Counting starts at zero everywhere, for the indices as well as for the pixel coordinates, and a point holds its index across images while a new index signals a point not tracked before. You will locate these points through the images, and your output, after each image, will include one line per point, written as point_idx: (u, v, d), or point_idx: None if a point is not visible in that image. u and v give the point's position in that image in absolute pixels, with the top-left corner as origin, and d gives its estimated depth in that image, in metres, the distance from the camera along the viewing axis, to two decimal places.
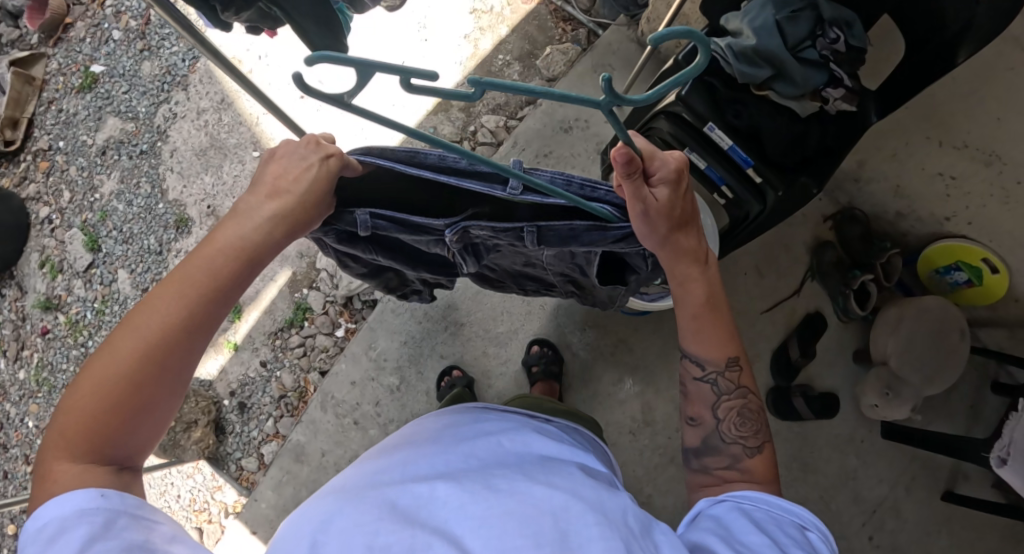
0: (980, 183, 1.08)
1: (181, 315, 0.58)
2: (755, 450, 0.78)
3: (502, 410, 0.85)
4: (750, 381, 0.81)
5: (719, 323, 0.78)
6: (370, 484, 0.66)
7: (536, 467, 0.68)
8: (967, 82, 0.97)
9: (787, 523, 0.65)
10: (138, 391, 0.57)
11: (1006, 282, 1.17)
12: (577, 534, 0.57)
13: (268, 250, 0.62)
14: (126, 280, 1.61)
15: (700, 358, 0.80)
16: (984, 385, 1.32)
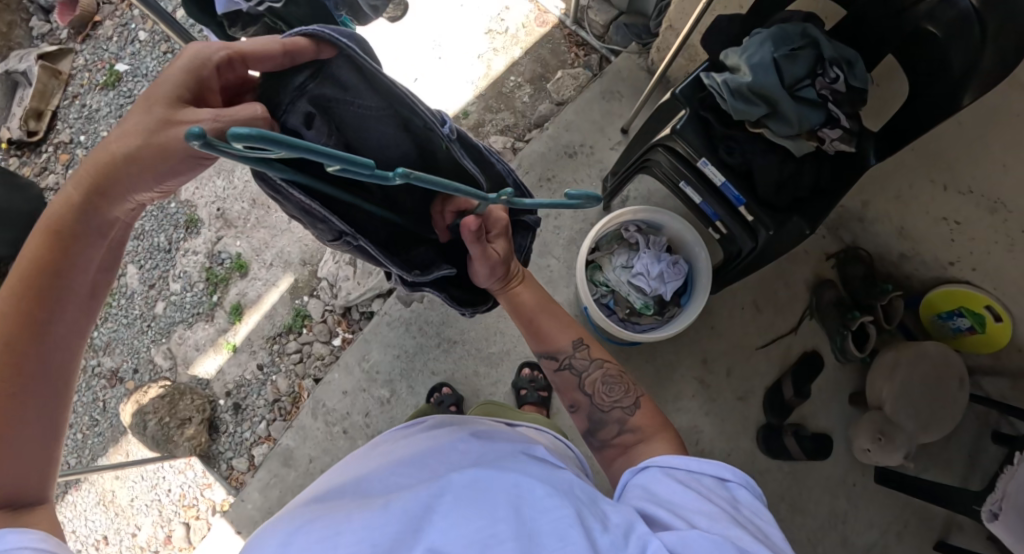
0: (985, 229, 1.05)
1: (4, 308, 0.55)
2: (632, 407, 0.82)
3: (452, 423, 0.81)
4: (603, 352, 0.87)
5: (558, 314, 0.90)
6: (323, 503, 0.65)
7: (483, 457, 0.69)
8: (973, 127, 0.96)
9: (704, 477, 0.66)
10: None
11: (1009, 330, 1.14)
12: (532, 508, 0.59)
13: (82, 223, 0.56)
14: (134, 275, 1.65)
15: (552, 350, 0.88)
16: (983, 435, 1.28)
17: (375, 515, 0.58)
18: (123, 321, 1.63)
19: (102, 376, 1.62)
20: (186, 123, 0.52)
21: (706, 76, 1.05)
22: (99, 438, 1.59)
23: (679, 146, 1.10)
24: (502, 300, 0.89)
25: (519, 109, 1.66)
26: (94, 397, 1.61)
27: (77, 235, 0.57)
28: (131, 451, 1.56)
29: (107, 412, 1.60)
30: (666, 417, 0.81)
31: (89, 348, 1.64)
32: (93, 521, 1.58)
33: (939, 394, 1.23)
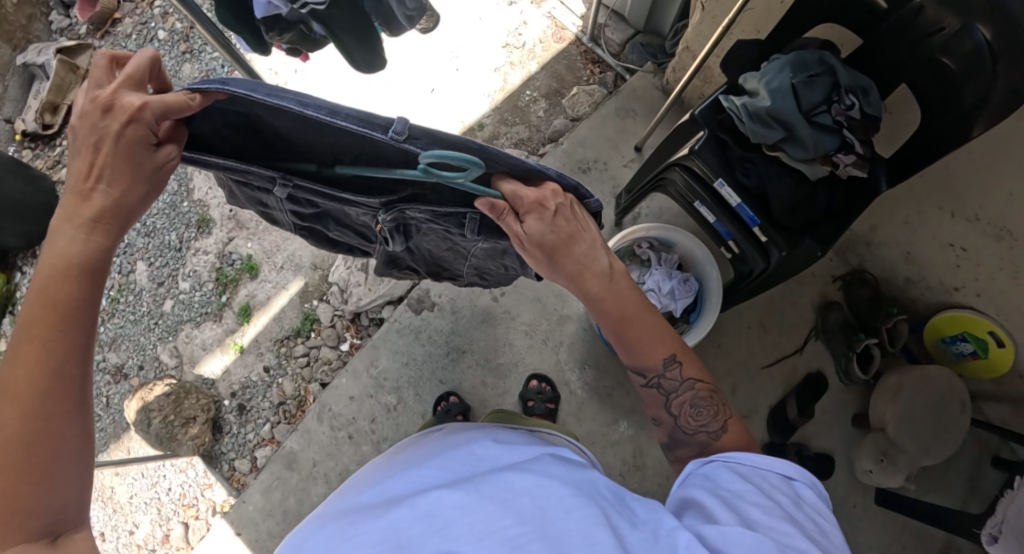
0: (990, 257, 1.09)
1: (43, 354, 0.60)
2: (718, 432, 0.77)
3: (463, 428, 0.81)
4: (697, 371, 0.79)
5: (648, 323, 0.79)
6: (346, 508, 0.65)
7: (507, 460, 0.69)
8: (983, 157, 0.99)
9: (770, 475, 0.67)
10: (29, 449, 0.58)
11: (1012, 357, 1.17)
12: (554, 507, 0.59)
13: (99, 259, 0.64)
14: (144, 271, 1.65)
15: (638, 366, 0.81)
16: (983, 460, 1.30)
17: (402, 511, 0.59)
18: (130, 318, 1.63)
19: (107, 372, 1.62)
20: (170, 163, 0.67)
21: (726, 99, 1.09)
22: (100, 434, 1.58)
23: (695, 166, 1.13)
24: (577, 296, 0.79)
25: (534, 123, 1.69)
26: (97, 392, 1.61)
27: (94, 270, 0.64)
28: (132, 448, 1.56)
29: (109, 408, 1.59)
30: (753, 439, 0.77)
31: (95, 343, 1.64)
32: (90, 517, 1.57)
33: (942, 418, 1.25)
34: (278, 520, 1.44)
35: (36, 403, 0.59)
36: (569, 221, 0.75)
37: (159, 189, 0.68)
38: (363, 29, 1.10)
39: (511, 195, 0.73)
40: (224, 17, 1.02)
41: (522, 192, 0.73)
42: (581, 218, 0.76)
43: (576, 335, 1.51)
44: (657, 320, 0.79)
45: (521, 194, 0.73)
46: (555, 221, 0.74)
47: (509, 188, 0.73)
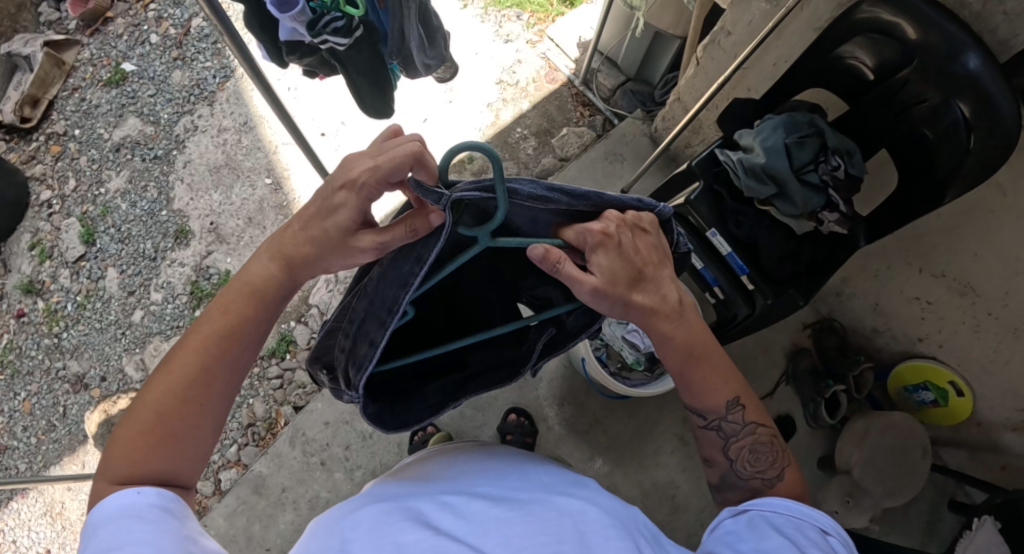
0: (955, 310, 1.19)
1: (206, 351, 0.67)
2: (775, 480, 0.80)
3: (516, 452, 0.89)
4: (757, 415, 0.83)
5: (717, 362, 0.81)
6: (402, 495, 0.74)
7: (557, 485, 0.76)
8: (949, 220, 1.10)
9: (809, 527, 0.70)
10: (164, 422, 0.65)
11: (970, 405, 1.26)
12: (594, 534, 0.65)
13: (275, 286, 0.70)
14: (114, 279, 1.57)
15: (702, 408, 0.83)
16: (941, 504, 1.38)
17: (446, 515, 0.68)
18: (95, 326, 1.54)
19: (67, 380, 1.52)
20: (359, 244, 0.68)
21: (722, 152, 1.13)
22: (54, 445, 1.48)
23: (690, 215, 1.18)
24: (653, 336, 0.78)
25: (523, 160, 1.73)
26: (54, 401, 1.51)
27: (264, 294, 0.70)
28: (86, 463, 1.46)
29: (66, 419, 1.49)
30: (807, 487, 0.81)
31: (56, 349, 1.54)
32: (32, 536, 1.45)
33: (907, 464, 1.32)
34: (241, 546, 1.37)
35: (182, 384, 0.66)
36: (633, 249, 0.75)
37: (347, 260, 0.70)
38: (383, 88, 1.16)
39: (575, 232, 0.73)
40: (249, 20, 1.01)
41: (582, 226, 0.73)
42: (649, 259, 0.76)
43: (557, 371, 1.49)
44: (726, 364, 0.82)
45: (586, 227, 0.73)
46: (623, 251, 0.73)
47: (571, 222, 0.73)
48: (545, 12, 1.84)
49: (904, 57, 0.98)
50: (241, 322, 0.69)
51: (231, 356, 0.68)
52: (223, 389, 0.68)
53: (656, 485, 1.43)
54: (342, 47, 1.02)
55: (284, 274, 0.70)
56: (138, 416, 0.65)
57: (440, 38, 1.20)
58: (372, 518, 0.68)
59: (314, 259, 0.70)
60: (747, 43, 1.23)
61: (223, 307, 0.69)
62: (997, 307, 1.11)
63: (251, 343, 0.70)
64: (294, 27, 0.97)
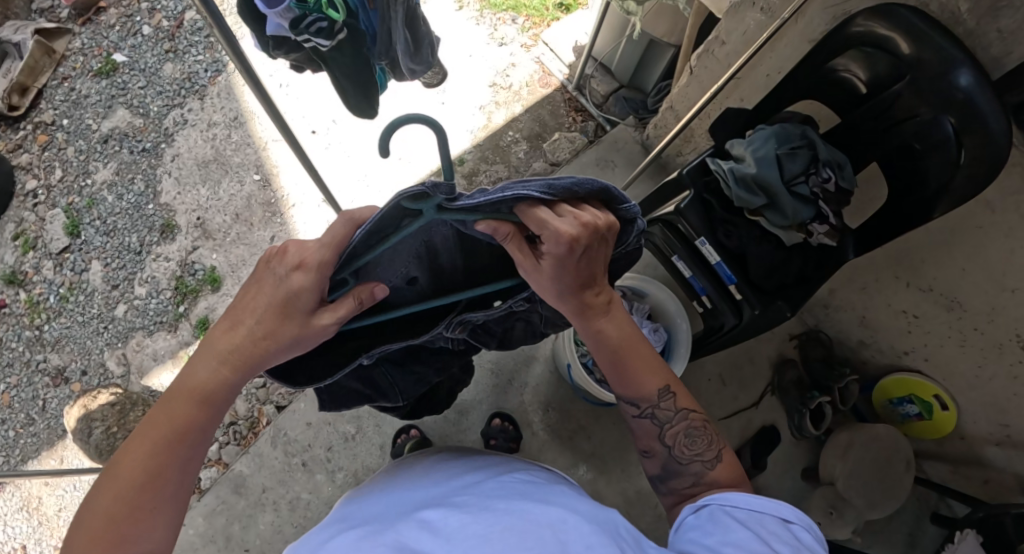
0: (941, 324, 1.19)
1: (157, 456, 0.65)
2: (713, 461, 0.82)
3: (477, 460, 0.87)
4: (688, 401, 0.84)
5: (646, 352, 0.81)
6: (373, 517, 0.73)
7: (534, 495, 0.75)
8: (937, 234, 1.11)
9: (770, 520, 0.69)
10: (118, 531, 0.62)
11: (954, 419, 1.27)
12: (575, 542, 0.65)
13: (220, 385, 0.68)
14: (98, 272, 1.54)
15: (634, 397, 0.83)
16: (922, 517, 1.39)
17: (424, 535, 0.66)
18: (78, 319, 1.52)
19: (47, 374, 1.49)
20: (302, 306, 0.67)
21: (713, 161, 1.12)
22: (33, 439, 1.45)
23: (679, 223, 1.15)
24: (582, 331, 0.77)
25: (514, 163, 1.73)
26: (34, 394, 1.48)
27: (211, 395, 0.68)
28: (65, 458, 1.43)
29: (45, 413, 1.46)
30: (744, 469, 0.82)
31: (37, 342, 1.52)
32: (8, 531, 1.42)
33: (890, 476, 1.32)
34: (220, 546, 1.35)
35: (131, 491, 0.64)
36: (590, 264, 0.69)
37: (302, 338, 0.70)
38: (370, 87, 1.16)
39: (541, 229, 0.64)
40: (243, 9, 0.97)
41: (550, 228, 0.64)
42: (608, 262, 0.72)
43: (543, 376, 1.48)
44: (653, 353, 0.82)
45: (552, 226, 0.63)
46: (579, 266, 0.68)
47: (539, 220, 0.64)
48: (541, 15, 1.83)
49: (897, 72, 0.98)
50: (188, 425, 0.67)
51: (179, 458, 0.66)
52: (176, 492, 0.66)
53: (640, 493, 1.42)
54: (325, 47, 1.01)
55: (230, 372, 0.68)
56: (90, 525, 0.62)
57: (426, 39, 1.13)
58: (348, 545, 0.66)
59: (262, 353, 0.68)
60: (741, 53, 1.23)
61: (166, 413, 0.67)
62: (983, 322, 1.11)
63: (197, 439, 0.68)
64: (281, 23, 0.96)
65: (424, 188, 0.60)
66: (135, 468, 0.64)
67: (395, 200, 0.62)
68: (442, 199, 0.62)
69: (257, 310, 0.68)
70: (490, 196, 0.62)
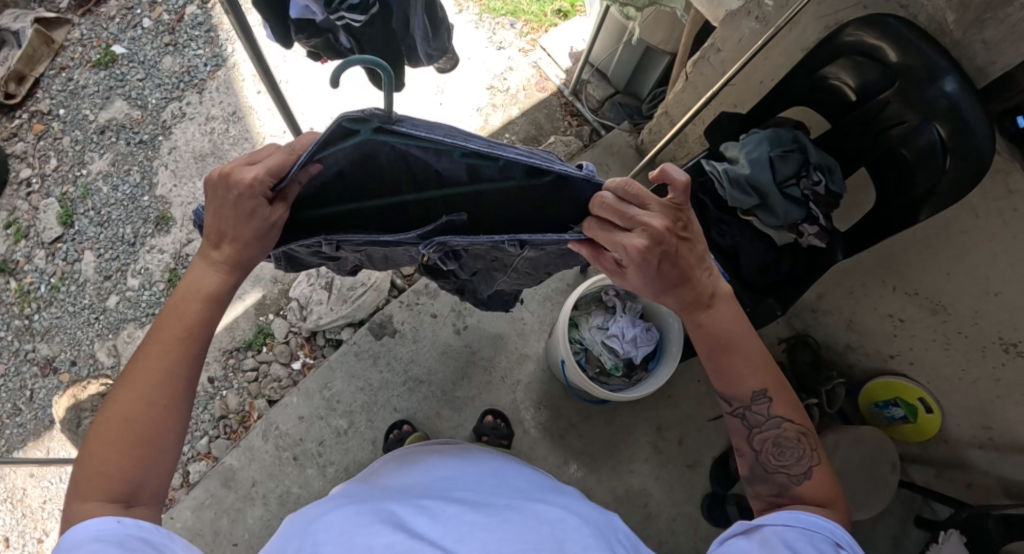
0: (925, 328, 1.22)
1: (170, 364, 0.68)
2: (801, 477, 0.80)
3: (484, 453, 0.89)
4: (787, 410, 0.82)
5: (749, 351, 0.81)
6: (375, 496, 0.74)
7: (534, 492, 0.76)
8: (923, 239, 1.14)
9: (822, 540, 0.71)
10: (136, 436, 0.65)
11: (938, 422, 1.29)
12: (572, 542, 0.65)
13: (221, 290, 0.72)
14: (91, 262, 1.53)
15: (728, 394, 0.83)
16: (906, 520, 1.41)
17: (422, 521, 0.67)
18: (69, 309, 1.51)
19: (36, 363, 1.48)
20: (256, 211, 0.69)
21: (708, 162, 1.14)
22: (18, 429, 1.44)
23: None
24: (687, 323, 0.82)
25: None
26: (21, 384, 1.47)
27: (215, 300, 0.72)
28: (51, 449, 1.42)
29: (32, 403, 1.45)
30: (838, 486, 0.80)
31: (26, 331, 1.50)
32: None
33: (876, 479, 1.34)
34: (207, 540, 1.34)
35: (148, 397, 0.66)
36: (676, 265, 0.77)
37: (266, 240, 0.72)
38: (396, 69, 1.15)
39: (612, 242, 0.75)
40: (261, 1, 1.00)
41: (620, 238, 0.74)
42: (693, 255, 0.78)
43: (535, 375, 1.49)
44: (758, 351, 0.82)
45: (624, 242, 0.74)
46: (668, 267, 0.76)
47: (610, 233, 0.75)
48: (540, 21, 1.86)
49: (885, 80, 1.01)
50: (195, 330, 0.70)
51: (190, 359, 0.69)
52: (189, 390, 0.69)
53: (630, 492, 1.43)
54: (357, 24, 1.00)
55: (226, 276, 0.72)
56: (107, 430, 0.65)
57: (443, 28, 1.20)
58: (345, 519, 0.68)
59: (247, 253, 0.72)
60: (735, 60, 1.26)
61: (171, 319, 0.70)
62: (967, 325, 1.14)
63: (203, 345, 0.71)
64: (309, 4, 0.97)
65: (361, 113, 0.69)
66: (149, 368, 0.67)
67: (337, 119, 0.69)
68: (378, 125, 0.70)
69: (224, 225, 0.70)
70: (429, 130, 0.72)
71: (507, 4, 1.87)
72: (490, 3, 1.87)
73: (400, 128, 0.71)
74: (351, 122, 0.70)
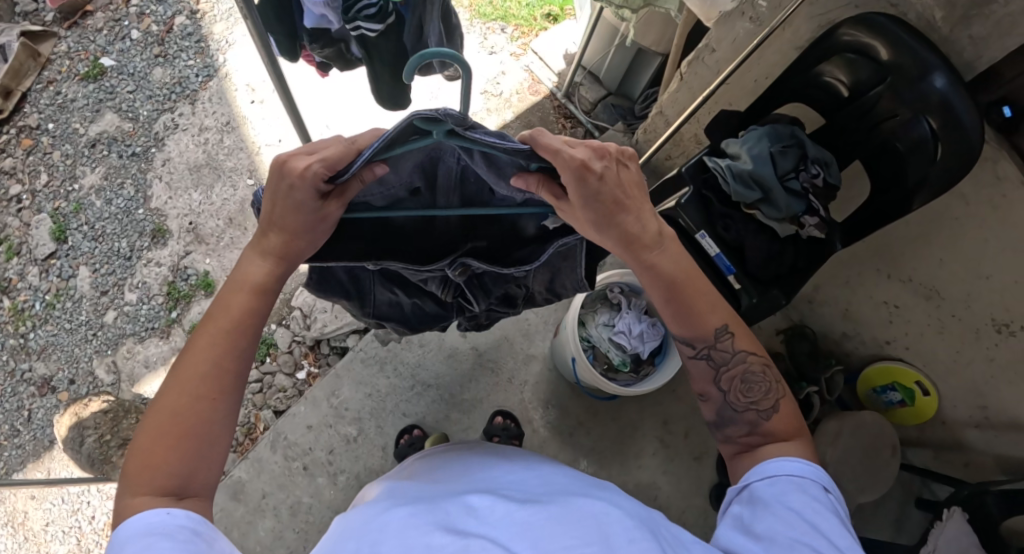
0: (920, 313, 1.27)
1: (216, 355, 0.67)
2: (769, 412, 0.81)
3: (527, 457, 0.89)
4: (749, 344, 0.83)
5: (698, 288, 0.80)
6: (423, 496, 0.75)
7: (579, 490, 0.75)
8: (917, 227, 1.19)
9: (809, 487, 0.71)
10: (184, 428, 0.64)
11: (935, 404, 1.33)
12: (618, 535, 0.64)
13: (269, 282, 0.71)
14: (86, 278, 1.51)
15: (692, 337, 0.83)
16: (907, 501, 1.45)
17: (473, 520, 0.67)
18: (65, 326, 1.48)
19: (33, 383, 1.44)
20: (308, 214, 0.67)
21: (710, 160, 1.17)
22: (17, 451, 1.41)
23: (679, 219, 1.19)
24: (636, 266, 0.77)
25: None
26: (18, 404, 1.43)
27: (263, 291, 0.71)
28: (53, 470, 1.39)
29: (31, 423, 1.42)
30: (802, 420, 0.81)
31: (22, 350, 1.47)
32: None
33: (877, 462, 1.37)
34: None
35: (196, 389, 0.66)
36: (616, 186, 0.70)
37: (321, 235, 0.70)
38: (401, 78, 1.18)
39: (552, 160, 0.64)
40: (266, 15, 1.04)
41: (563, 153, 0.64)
42: (634, 187, 0.72)
43: (541, 375, 1.50)
44: (704, 291, 0.81)
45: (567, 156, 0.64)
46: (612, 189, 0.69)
47: (551, 143, 0.64)
48: (530, 26, 1.89)
49: (878, 76, 1.05)
50: (244, 321, 0.69)
51: (237, 350, 0.69)
52: (235, 385, 0.68)
53: (639, 486, 1.45)
54: (372, 34, 1.05)
55: (274, 265, 0.71)
56: (156, 422, 0.65)
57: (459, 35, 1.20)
58: (401, 522, 0.68)
59: (299, 244, 0.70)
60: (730, 60, 1.30)
61: (221, 311, 0.69)
62: (961, 308, 1.18)
63: (249, 336, 0.70)
64: (324, 13, 1.03)
65: (436, 113, 0.58)
66: (197, 361, 0.67)
67: (407, 118, 0.59)
68: (452, 128, 0.60)
69: (276, 215, 0.68)
70: (505, 142, 0.63)
71: (497, 9, 1.89)
72: (480, 9, 1.89)
73: (472, 135, 0.62)
74: (423, 124, 0.60)
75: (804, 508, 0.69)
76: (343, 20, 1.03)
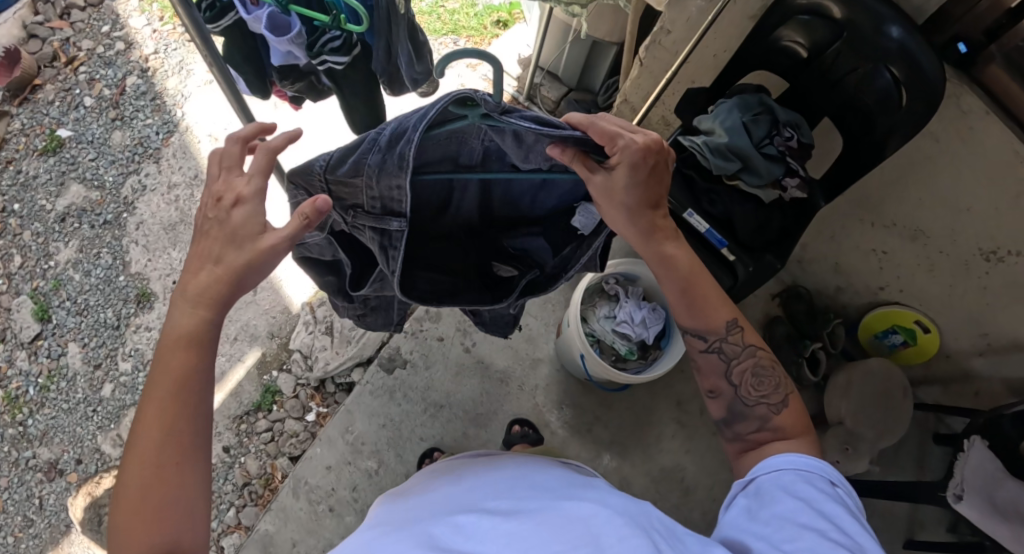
0: (910, 255, 1.29)
1: (166, 419, 0.66)
2: (779, 405, 0.83)
3: (514, 461, 0.89)
4: (755, 338, 0.86)
5: (709, 283, 0.85)
6: (412, 520, 0.75)
7: (563, 492, 0.75)
8: (893, 172, 1.22)
9: (818, 480, 0.71)
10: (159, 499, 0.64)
11: (937, 339, 1.36)
12: (608, 535, 0.63)
13: (202, 332, 0.69)
14: (77, 354, 1.47)
15: (703, 329, 0.86)
16: (925, 439, 1.48)
17: (460, 543, 0.66)
18: (63, 407, 1.44)
19: (39, 469, 1.40)
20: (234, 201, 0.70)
21: (686, 139, 1.18)
22: (34, 541, 1.36)
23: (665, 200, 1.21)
24: (649, 253, 0.82)
25: None
26: (27, 493, 1.39)
27: (200, 341, 0.69)
28: None
29: (44, 511, 1.37)
30: (810, 421, 0.82)
31: (22, 438, 1.43)
32: None
33: (891, 406, 1.40)
34: None
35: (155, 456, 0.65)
36: (655, 181, 0.77)
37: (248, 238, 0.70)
38: (371, 101, 1.18)
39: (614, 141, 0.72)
40: (231, 55, 1.06)
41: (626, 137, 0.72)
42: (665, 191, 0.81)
43: (551, 377, 1.50)
44: (716, 290, 0.86)
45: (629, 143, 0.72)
46: (645, 180, 0.75)
47: (610, 127, 0.72)
48: (481, 35, 1.90)
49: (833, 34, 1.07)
50: (187, 375, 0.68)
51: (187, 405, 0.67)
52: (196, 440, 0.67)
53: (664, 470, 1.46)
54: (340, 64, 1.04)
55: (204, 311, 0.69)
56: (126, 498, 0.64)
57: (427, 52, 1.20)
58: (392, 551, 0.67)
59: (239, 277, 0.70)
60: (686, 39, 1.31)
61: (161, 372, 0.67)
62: (947, 244, 1.21)
63: (200, 389, 0.69)
64: (290, 50, 1.00)
65: (473, 94, 0.64)
66: (153, 429, 0.65)
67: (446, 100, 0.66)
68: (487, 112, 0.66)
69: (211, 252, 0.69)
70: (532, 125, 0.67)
71: (446, 24, 1.90)
72: (430, 26, 1.90)
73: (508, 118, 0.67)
74: (466, 106, 0.67)
75: (809, 495, 0.69)
76: (309, 56, 1.01)
